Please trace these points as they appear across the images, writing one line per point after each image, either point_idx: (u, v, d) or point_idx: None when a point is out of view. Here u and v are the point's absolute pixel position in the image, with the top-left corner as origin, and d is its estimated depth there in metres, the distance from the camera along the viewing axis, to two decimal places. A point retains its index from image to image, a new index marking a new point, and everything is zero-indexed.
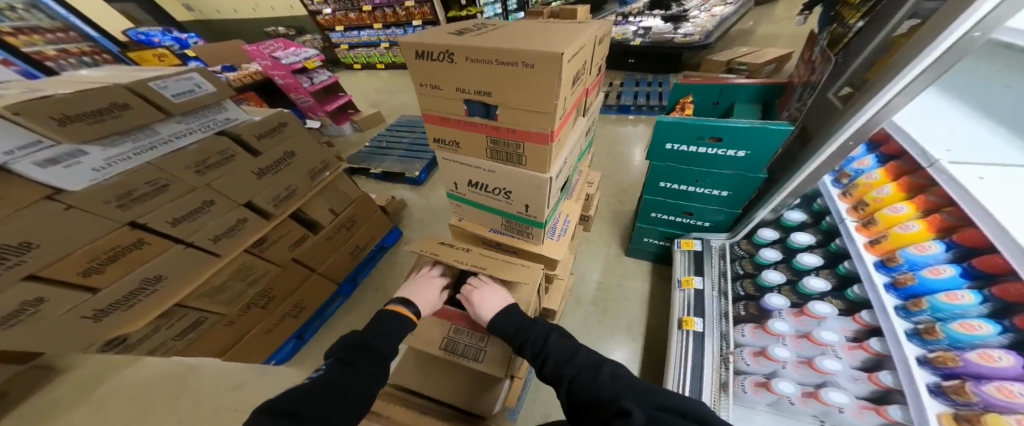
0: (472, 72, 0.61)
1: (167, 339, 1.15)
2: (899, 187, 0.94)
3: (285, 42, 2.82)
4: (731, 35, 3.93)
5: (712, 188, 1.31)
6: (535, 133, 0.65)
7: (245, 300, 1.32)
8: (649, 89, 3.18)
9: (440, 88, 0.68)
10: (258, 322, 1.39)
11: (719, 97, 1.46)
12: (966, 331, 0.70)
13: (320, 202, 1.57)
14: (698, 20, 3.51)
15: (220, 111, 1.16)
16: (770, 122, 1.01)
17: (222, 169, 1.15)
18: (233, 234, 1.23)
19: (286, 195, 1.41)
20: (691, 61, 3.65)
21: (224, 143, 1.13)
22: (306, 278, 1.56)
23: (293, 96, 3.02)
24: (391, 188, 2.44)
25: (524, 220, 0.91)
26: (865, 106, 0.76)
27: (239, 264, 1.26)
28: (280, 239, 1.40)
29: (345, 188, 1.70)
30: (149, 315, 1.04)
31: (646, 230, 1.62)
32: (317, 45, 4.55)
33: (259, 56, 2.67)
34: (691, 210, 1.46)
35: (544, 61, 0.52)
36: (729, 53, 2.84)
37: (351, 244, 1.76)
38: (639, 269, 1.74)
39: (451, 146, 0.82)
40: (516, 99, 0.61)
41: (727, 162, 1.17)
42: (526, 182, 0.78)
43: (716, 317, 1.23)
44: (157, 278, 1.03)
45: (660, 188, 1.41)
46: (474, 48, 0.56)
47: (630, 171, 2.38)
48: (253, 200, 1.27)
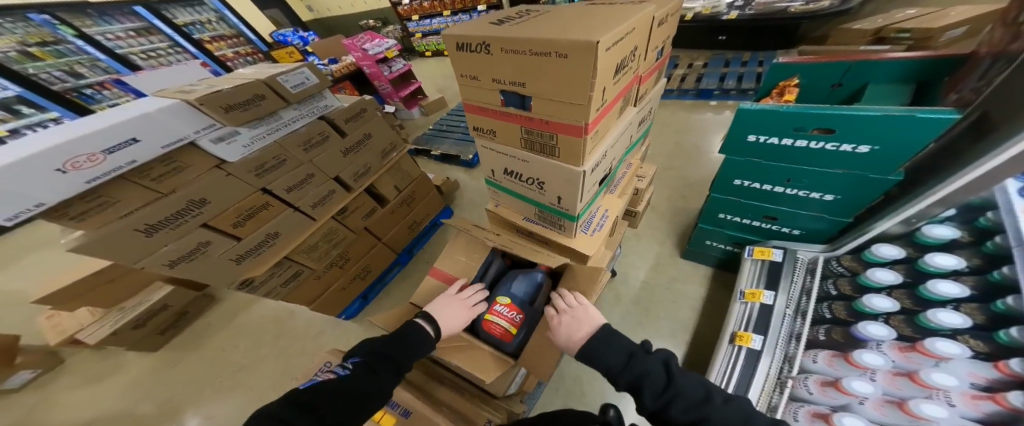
0: (508, 62, 0.61)
1: (277, 285, 1.43)
2: None
3: (372, 35, 3.15)
4: None
5: (811, 190, 1.08)
6: (570, 125, 0.64)
7: (330, 258, 1.60)
8: (741, 70, 2.70)
9: (479, 79, 0.70)
10: (336, 280, 1.66)
11: (842, 79, 1.16)
12: None
13: (388, 179, 1.77)
14: None
15: (320, 100, 1.37)
16: (916, 109, 0.76)
17: (320, 148, 1.39)
18: (326, 202, 1.49)
19: (363, 171, 1.63)
20: (808, 33, 2.94)
21: (322, 127, 1.36)
22: (373, 246, 1.80)
23: (375, 84, 3.40)
24: (448, 169, 2.62)
25: (558, 212, 0.90)
26: None
27: (327, 229, 1.52)
28: (357, 209, 1.64)
29: (408, 168, 1.89)
30: (269, 262, 1.34)
31: (710, 232, 1.44)
32: (398, 35, 4.97)
33: (352, 48, 3.05)
34: (777, 214, 1.24)
35: (577, 51, 0.50)
36: (868, 21, 2.20)
37: (410, 218, 1.97)
38: (695, 274, 1.57)
39: (489, 134, 0.84)
40: (551, 89, 0.60)
41: (839, 159, 0.94)
42: (559, 174, 0.77)
43: (781, 336, 1.08)
44: (275, 233, 1.33)
45: (735, 187, 1.22)
46: (507, 39, 0.56)
47: (700, 164, 2.10)
48: (340, 175, 1.51)
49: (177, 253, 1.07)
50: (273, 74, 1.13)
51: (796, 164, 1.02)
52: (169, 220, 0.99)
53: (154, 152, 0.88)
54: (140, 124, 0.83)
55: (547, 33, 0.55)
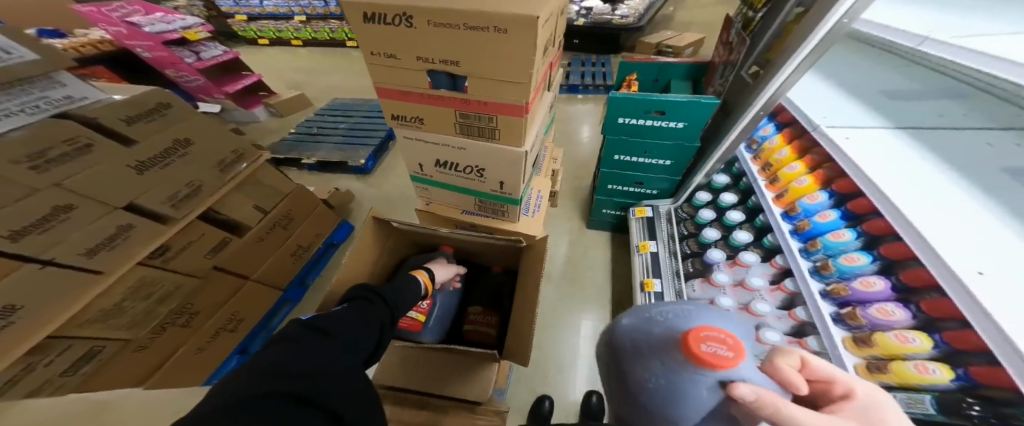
0: (437, 38, 0.54)
1: (53, 377, 0.83)
2: (792, 150, 1.18)
3: (148, 6, 2.33)
4: (659, 18, 4.21)
5: (658, 158, 1.42)
6: (510, 105, 0.63)
7: (156, 319, 1.04)
8: (593, 69, 3.30)
9: (399, 59, 0.60)
10: (181, 345, 1.14)
11: (657, 75, 1.57)
12: (848, 263, 0.86)
13: (241, 199, 1.28)
14: (631, 2, 3.70)
15: (64, 81, 0.82)
16: (704, 96, 1.11)
17: (80, 163, 0.76)
18: (116, 244, 0.88)
19: (189, 193, 1.06)
20: (627, 43, 3.87)
21: (77, 127, 0.74)
22: (238, 288, 1.32)
23: (172, 74, 2.48)
24: (334, 179, 2.18)
25: (500, 198, 0.91)
26: (768, 81, 0.90)
27: (134, 280, 0.94)
28: (190, 246, 1.09)
29: (274, 181, 1.44)
30: (32, 354, 0.76)
31: (604, 201, 1.71)
32: (197, 12, 3.71)
33: (104, 20, 2.10)
34: (642, 180, 1.56)
35: (518, 26, 0.48)
36: (660, 35, 3.07)
37: (292, 243, 1.54)
38: (601, 239, 1.85)
39: (414, 123, 0.76)
40: (488, 67, 0.57)
41: (673, 135, 1.28)
42: (500, 158, 0.76)
43: (670, 276, 1.36)
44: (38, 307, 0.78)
45: (615, 161, 1.48)
46: (436, 8, 0.49)
47: (582, 148, 2.47)
48: (135, 201, 0.90)
49: None
50: None
51: (649, 141, 1.33)
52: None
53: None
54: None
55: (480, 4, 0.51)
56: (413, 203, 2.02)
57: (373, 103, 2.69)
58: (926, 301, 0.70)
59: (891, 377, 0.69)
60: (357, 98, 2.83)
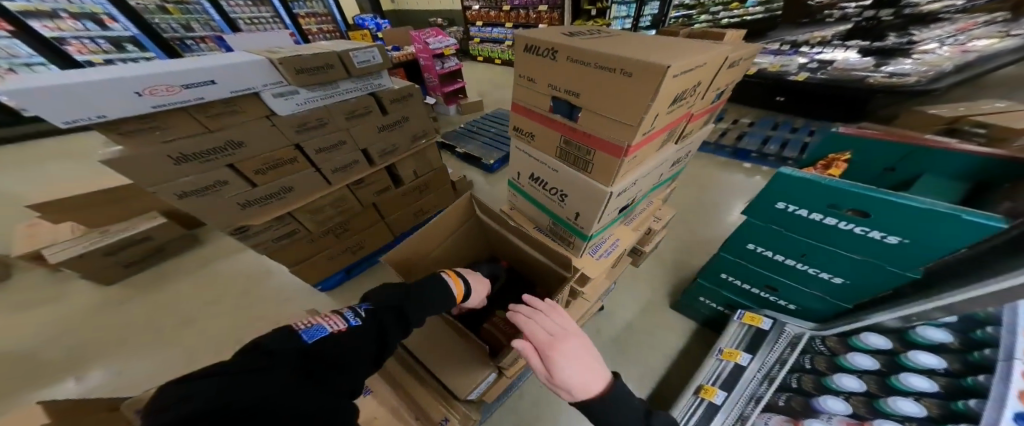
0: (568, 71, 0.66)
1: (270, 239, 1.37)
2: None
3: (438, 31, 3.23)
4: (965, 88, 2.91)
5: (819, 269, 0.89)
6: (611, 144, 0.67)
7: (330, 225, 1.57)
8: (790, 136, 2.44)
9: (535, 82, 0.76)
10: (327, 248, 1.62)
11: (897, 162, 0.87)
12: None
13: (410, 163, 1.76)
14: (925, 58, 2.51)
15: (375, 78, 1.42)
16: (960, 209, 0.56)
17: (316, 132, 1.32)
18: (348, 170, 1.51)
19: (348, 165, 1.50)
20: (882, 112, 2.63)
21: (321, 113, 1.28)
22: (374, 223, 1.78)
23: (425, 76, 3.43)
24: (467, 169, 2.60)
25: (572, 228, 0.94)
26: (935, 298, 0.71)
27: (277, 188, 1.31)
28: (373, 184, 1.64)
29: (431, 157, 1.87)
30: (271, 214, 1.32)
31: (706, 289, 1.25)
32: (459, 36, 5.40)
33: (415, 39, 3.12)
34: (776, 285, 1.06)
35: (646, 71, 0.53)
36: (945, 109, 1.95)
37: (417, 205, 1.94)
38: (680, 326, 1.43)
39: (526, 137, 0.90)
40: (599, 103, 0.64)
41: (850, 239, 0.75)
42: (586, 198, 0.82)
43: (744, 397, 0.98)
44: (289, 188, 1.34)
45: (745, 251, 1.01)
46: (578, 49, 0.62)
47: (718, 223, 1.91)
48: (304, 144, 1.30)
49: (193, 186, 1.08)
50: (180, 71, 0.90)
51: (794, 238, 0.86)
52: (203, 154, 1.06)
53: (141, 108, 0.88)
54: (51, 96, 0.75)
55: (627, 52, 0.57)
56: None
57: None
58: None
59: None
60: None
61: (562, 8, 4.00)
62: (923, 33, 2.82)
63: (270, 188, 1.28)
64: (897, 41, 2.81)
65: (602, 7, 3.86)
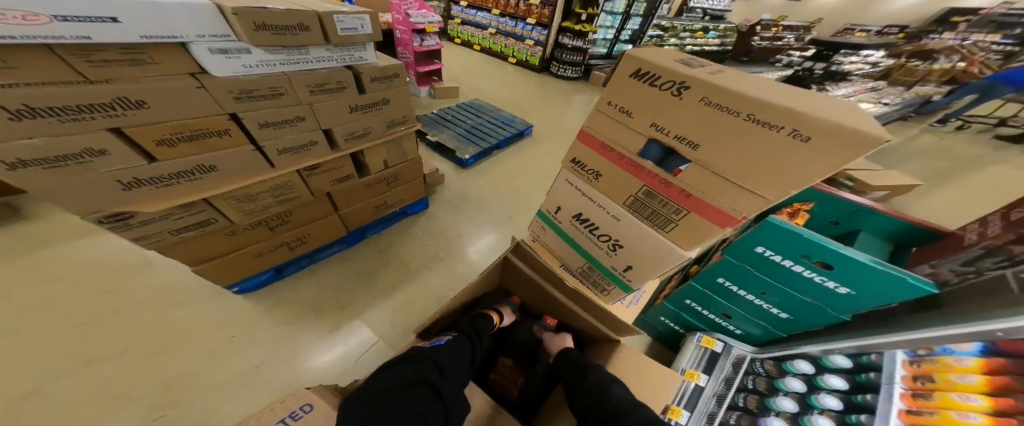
0: (693, 116, 0.57)
1: (166, 230, 1.08)
2: (990, 380, 0.63)
3: (421, 2, 2.91)
4: (855, 141, 3.56)
5: (772, 305, 1.02)
6: (724, 213, 0.62)
7: (263, 216, 1.31)
8: None
9: (634, 118, 0.68)
10: (256, 242, 1.38)
11: (841, 218, 1.10)
12: None
13: (380, 152, 1.58)
14: None
15: (356, 50, 1.22)
16: (906, 271, 0.67)
17: (267, 103, 1.08)
18: (299, 152, 1.27)
19: (302, 147, 1.27)
20: None
21: (279, 81, 1.05)
22: (324, 216, 1.55)
23: (399, 50, 3.12)
24: (438, 161, 2.43)
25: (619, 281, 1.00)
26: (854, 341, 0.86)
27: (192, 168, 1.03)
28: (329, 171, 1.41)
29: (405, 148, 1.70)
30: (182, 199, 1.04)
31: (667, 310, 1.35)
32: (437, 11, 5.08)
33: (394, 8, 2.82)
34: (730, 314, 1.18)
35: (824, 138, 0.44)
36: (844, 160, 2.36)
37: (381, 198, 1.74)
38: (637, 342, 1.52)
39: (591, 177, 0.89)
40: (719, 165, 0.58)
41: (813, 287, 0.86)
42: (655, 250, 0.82)
43: (702, 418, 1.09)
44: (210, 167, 1.06)
45: (713, 282, 1.09)
46: (722, 91, 0.52)
47: None
48: (243, 115, 1.04)
49: (46, 153, 0.77)
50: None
51: (762, 279, 0.95)
52: (77, 110, 0.77)
53: None
54: None
55: (790, 103, 0.48)
56: (485, 212, 2.08)
57: (501, 114, 2.89)
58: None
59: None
60: (493, 105, 3.08)
61: (552, 6, 3.90)
62: (836, 91, 3.37)
63: (180, 166, 0.99)
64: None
65: (591, 13, 3.82)
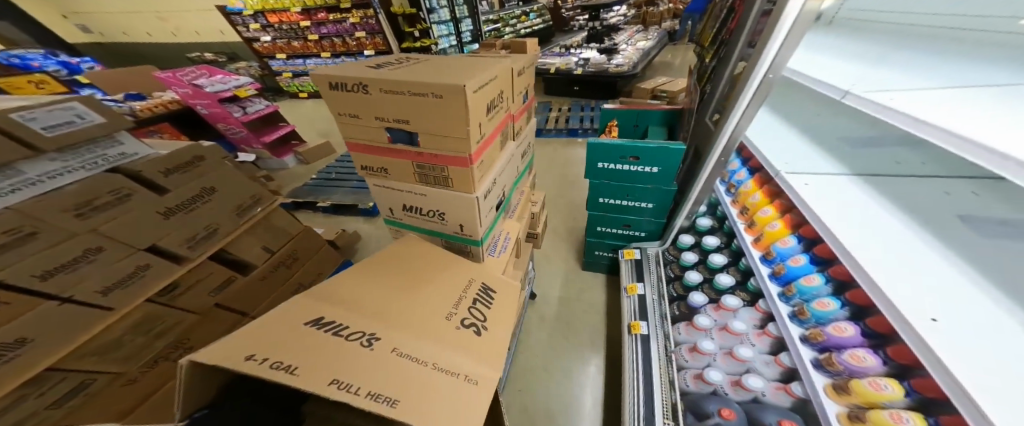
0: (387, 102, 0.72)
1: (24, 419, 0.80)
2: (765, 196, 1.13)
3: (209, 69, 2.53)
4: (654, 66, 4.75)
5: (639, 201, 1.34)
6: (456, 157, 0.77)
7: (151, 353, 1.06)
8: (591, 114, 3.29)
9: (360, 118, 0.79)
10: (170, 377, 1.12)
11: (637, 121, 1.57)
12: (820, 308, 0.79)
13: (251, 242, 1.35)
14: (626, 52, 3.95)
15: (113, 145, 0.94)
16: (670, 143, 1.11)
17: (30, 250, 0.76)
18: (130, 283, 0.97)
19: (131, 276, 0.97)
20: (626, 89, 3.95)
21: (28, 217, 0.74)
22: (235, 323, 1.32)
23: (221, 127, 2.65)
24: (341, 221, 2.23)
25: (462, 239, 0.97)
26: (688, 200, 1.23)
27: (8, 344, 0.74)
28: (197, 284, 1.16)
29: (282, 224, 1.51)
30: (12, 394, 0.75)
31: (595, 243, 1.61)
32: (254, 71, 4.51)
33: (176, 83, 2.34)
34: (630, 223, 1.46)
35: (448, 92, 0.65)
36: (650, 82, 3.18)
37: (293, 281, 1.54)
38: (594, 281, 1.74)
39: (382, 173, 0.91)
40: (432, 126, 0.73)
41: (642, 178, 1.23)
42: (456, 205, 0.88)
43: (658, 318, 1.15)
44: (18, 341, 0.75)
45: (600, 204, 1.41)
46: (384, 80, 0.68)
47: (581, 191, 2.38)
48: (11, 274, 0.73)
49: None
50: None
51: (619, 186, 1.29)
52: None
53: None
54: None
55: (424, 79, 0.68)
56: None
57: None
58: (891, 345, 0.67)
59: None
60: None
61: (383, 33, 3.91)
62: (622, 37, 4.45)
63: None
64: (612, 42, 4.31)
65: (422, 28, 3.88)
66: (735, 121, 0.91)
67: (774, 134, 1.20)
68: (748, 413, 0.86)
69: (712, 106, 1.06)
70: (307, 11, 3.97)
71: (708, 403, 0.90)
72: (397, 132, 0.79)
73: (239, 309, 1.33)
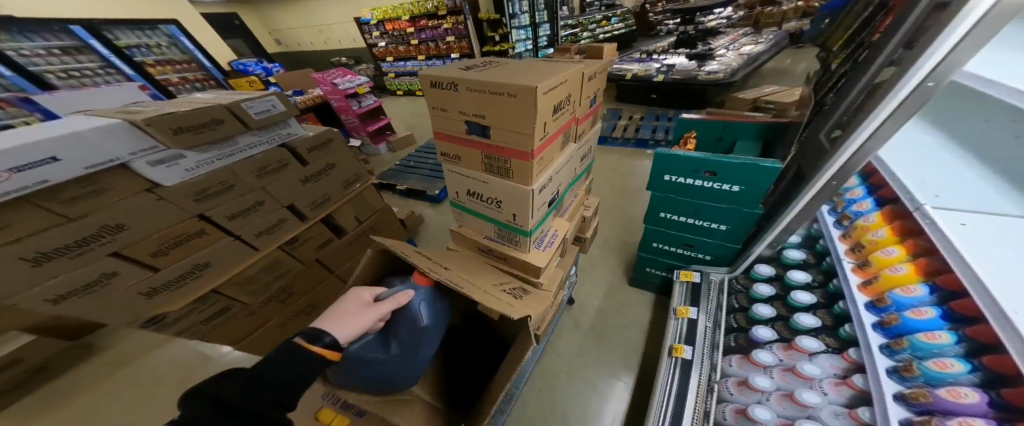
0: (471, 98, 0.85)
1: (195, 323, 1.15)
2: (892, 230, 0.95)
3: (342, 71, 3.08)
4: (757, 75, 4.17)
5: (710, 221, 1.25)
6: (520, 151, 0.86)
7: (270, 292, 1.37)
8: (669, 124, 3.08)
9: (447, 111, 0.93)
10: (271, 317, 1.42)
11: (721, 134, 1.47)
12: (939, 369, 0.65)
13: (349, 210, 1.66)
14: (722, 58, 3.58)
15: (284, 127, 1.29)
16: (759, 160, 1.01)
17: (223, 197, 1.10)
18: (273, 231, 1.31)
19: (274, 226, 1.31)
20: (717, 98, 3.56)
21: (227, 174, 1.08)
22: (325, 279, 1.63)
23: (342, 118, 3.22)
24: (413, 204, 2.55)
25: (513, 228, 1.07)
26: (774, 227, 1.12)
27: (193, 264, 1.08)
28: (310, 240, 1.48)
29: (372, 199, 1.80)
30: (193, 295, 1.09)
31: (648, 259, 1.54)
32: (369, 73, 5.50)
33: (321, 82, 2.92)
34: (692, 242, 1.37)
35: (523, 93, 0.74)
36: (749, 92, 2.80)
37: (369, 250, 1.85)
38: (641, 299, 1.66)
39: (455, 159, 1.05)
40: (506, 121, 0.83)
41: (719, 195, 1.15)
42: (512, 195, 0.97)
43: (706, 348, 1.10)
44: (205, 264, 1.11)
45: (661, 218, 1.36)
46: (472, 81, 0.81)
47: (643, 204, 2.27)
48: (212, 212, 1.08)
49: (68, 287, 0.84)
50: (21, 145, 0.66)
51: (690, 200, 1.23)
52: (69, 247, 0.82)
53: None
54: None
55: (510, 79, 0.78)
56: None
57: None
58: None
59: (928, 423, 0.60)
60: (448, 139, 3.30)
61: (470, 38, 4.27)
62: (719, 42, 4.04)
63: (181, 267, 1.05)
64: (706, 47, 3.95)
65: (504, 32, 4.13)
66: (860, 142, 0.81)
67: (929, 163, 1.00)
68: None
69: (828, 123, 0.94)
70: (412, 19, 4.54)
71: None
72: (476, 127, 0.91)
73: (329, 267, 1.64)
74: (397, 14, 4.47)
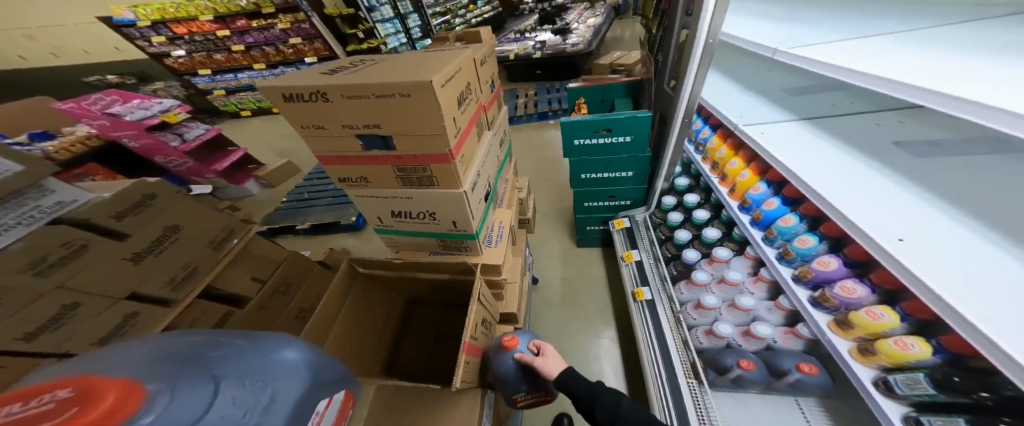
0: (352, 106, 0.71)
1: None
2: (729, 147, 1.26)
3: (121, 95, 2.22)
4: (608, 42, 4.88)
5: (620, 171, 1.43)
6: (436, 154, 0.78)
7: None
8: (558, 96, 3.34)
9: (328, 128, 0.77)
10: None
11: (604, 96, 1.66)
12: (802, 245, 0.91)
13: (238, 273, 1.29)
14: (579, 33, 4.04)
15: (46, 193, 0.84)
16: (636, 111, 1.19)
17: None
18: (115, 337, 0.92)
19: (112, 333, 0.91)
20: (586, 67, 4.03)
21: None
22: None
23: (160, 161, 2.39)
24: (328, 240, 2.15)
25: (458, 235, 1.00)
26: (663, 163, 1.33)
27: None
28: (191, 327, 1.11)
29: (265, 251, 1.42)
30: None
31: (585, 219, 1.69)
32: (175, 92, 4.19)
33: (84, 113, 2.02)
34: (613, 193, 1.54)
35: (416, 89, 0.65)
36: (607, 57, 3.25)
37: (296, 306, 1.45)
38: (592, 255, 1.83)
39: (362, 181, 0.90)
40: (407, 126, 0.73)
41: (620, 146, 1.31)
42: (443, 201, 0.89)
43: (658, 280, 1.26)
44: None
45: (582, 180, 1.48)
46: (346, 86, 0.67)
47: (563, 171, 2.45)
48: None
49: None
50: None
51: (600, 157, 1.37)
52: None
53: None
54: None
55: (396, 75, 0.68)
56: None
57: None
58: (875, 273, 0.80)
59: (883, 359, 0.69)
60: None
61: (324, 37, 3.66)
62: (571, 17, 4.53)
63: None
64: (564, 24, 4.38)
65: (367, 27, 3.69)
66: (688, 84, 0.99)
67: (730, 92, 1.34)
68: (757, 359, 1.01)
69: (667, 74, 1.14)
70: (219, 19, 3.57)
71: (728, 355, 1.01)
72: (379, 141, 0.78)
73: None
74: (188, 13, 3.42)
